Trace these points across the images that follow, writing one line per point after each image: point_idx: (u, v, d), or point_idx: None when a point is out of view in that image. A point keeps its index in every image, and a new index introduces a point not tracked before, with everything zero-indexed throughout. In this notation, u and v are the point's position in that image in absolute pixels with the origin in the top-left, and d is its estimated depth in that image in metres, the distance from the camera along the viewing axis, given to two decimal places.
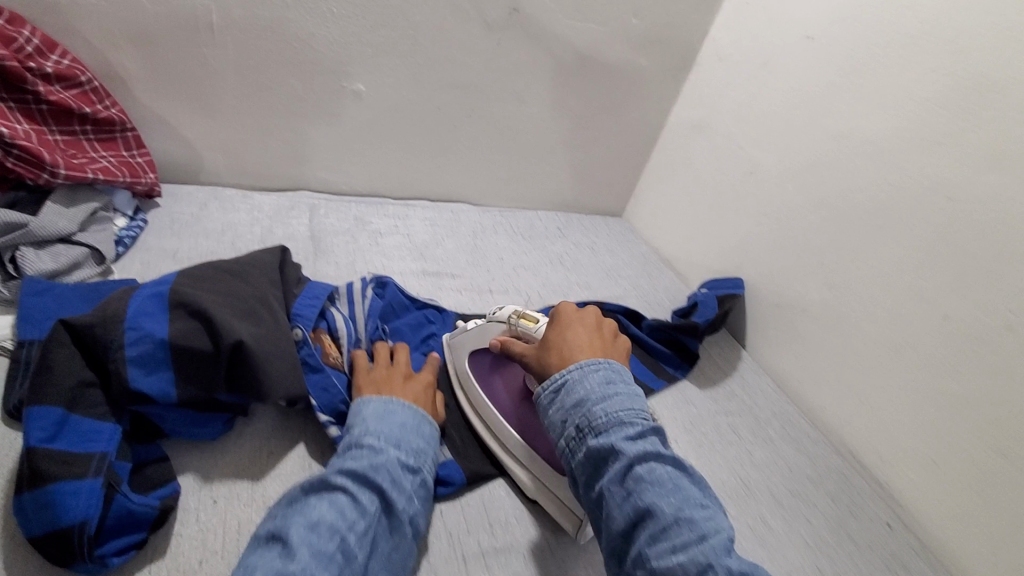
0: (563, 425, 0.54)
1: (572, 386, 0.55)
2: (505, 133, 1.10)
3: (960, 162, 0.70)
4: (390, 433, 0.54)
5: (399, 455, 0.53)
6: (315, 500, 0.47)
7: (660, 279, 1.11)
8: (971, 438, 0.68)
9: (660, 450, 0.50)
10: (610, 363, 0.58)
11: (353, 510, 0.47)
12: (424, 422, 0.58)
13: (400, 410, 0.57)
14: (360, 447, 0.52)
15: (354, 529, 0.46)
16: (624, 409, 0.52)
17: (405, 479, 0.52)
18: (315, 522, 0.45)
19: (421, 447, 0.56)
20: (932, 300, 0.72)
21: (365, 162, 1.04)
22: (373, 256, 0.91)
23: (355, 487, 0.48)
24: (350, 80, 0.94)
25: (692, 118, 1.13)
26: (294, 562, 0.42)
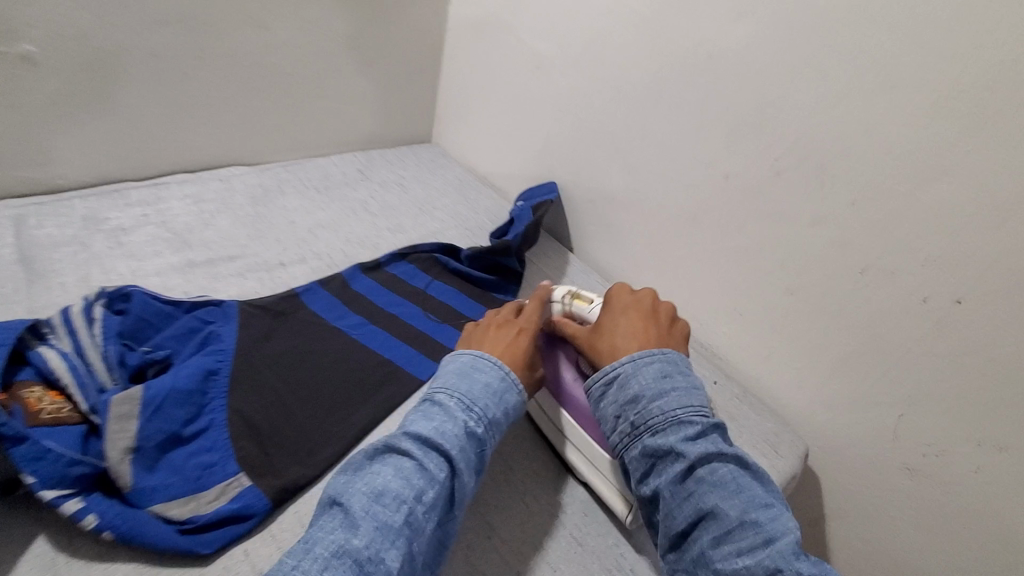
0: (618, 421, 0.54)
1: (626, 383, 0.55)
2: (257, 71, 0.91)
3: (713, 19, 0.68)
4: (465, 393, 0.53)
5: (467, 421, 0.51)
6: (378, 466, 0.46)
7: (479, 200, 1.04)
8: (764, 285, 0.72)
9: (722, 449, 0.50)
10: (665, 355, 0.56)
11: (421, 477, 0.46)
12: (504, 388, 0.55)
13: (485, 371, 0.55)
14: (434, 408, 0.51)
15: (421, 500, 0.45)
16: (680, 406, 0.52)
17: (472, 446, 0.50)
18: (380, 492, 0.44)
19: (499, 413, 0.53)
20: (715, 163, 0.73)
21: (75, 143, 0.80)
22: (115, 260, 0.72)
23: (424, 452, 0.47)
24: (5, 41, 0.69)
25: (471, 15, 1.02)
26: (360, 534, 0.41)
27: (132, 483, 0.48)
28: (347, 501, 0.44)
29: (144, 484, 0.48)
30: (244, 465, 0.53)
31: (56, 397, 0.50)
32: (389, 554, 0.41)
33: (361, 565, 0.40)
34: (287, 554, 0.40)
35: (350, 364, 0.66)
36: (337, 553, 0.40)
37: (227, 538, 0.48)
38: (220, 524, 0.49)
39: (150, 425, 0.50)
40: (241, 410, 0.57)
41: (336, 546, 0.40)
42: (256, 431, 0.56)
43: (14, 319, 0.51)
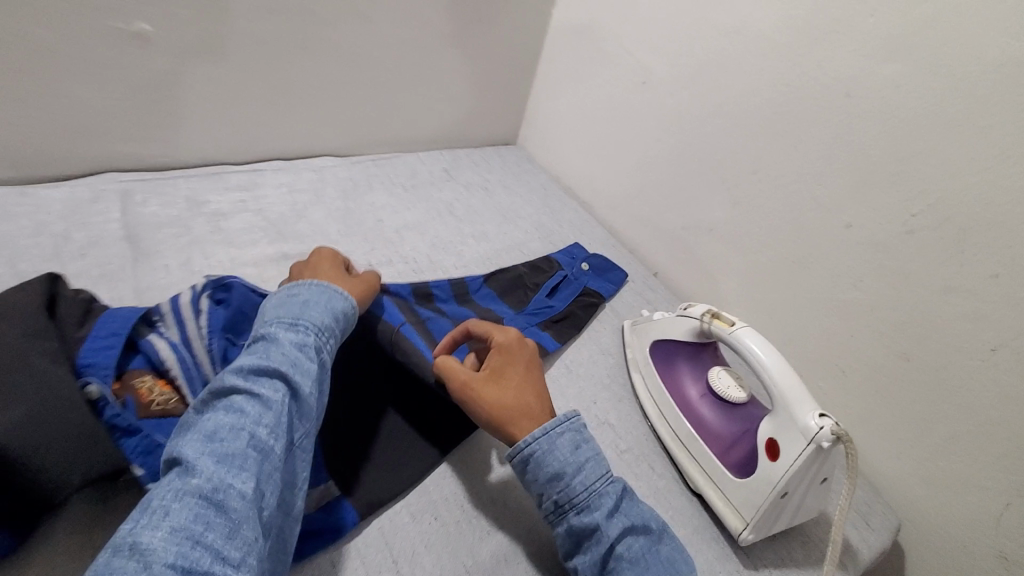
0: (541, 497, 0.50)
1: (542, 461, 0.50)
2: (357, 64, 0.90)
3: (855, 54, 0.62)
4: (287, 315, 0.48)
5: (297, 337, 0.46)
6: (208, 411, 0.40)
7: (563, 212, 1.01)
8: (876, 346, 0.67)
9: (635, 522, 0.48)
10: (573, 418, 0.52)
11: (256, 404, 0.40)
12: (325, 302, 0.51)
13: (297, 297, 0.50)
14: (256, 342, 0.45)
15: (262, 421, 0.40)
16: (597, 478, 0.49)
17: (309, 360, 0.46)
18: (213, 430, 0.38)
19: (328, 326, 0.49)
20: (835, 209, 0.67)
21: (180, 122, 0.82)
22: (215, 246, 0.74)
23: (255, 379, 0.42)
24: (127, 19, 0.70)
25: (575, 21, 0.98)
26: (197, 473, 0.35)
27: None
28: (179, 452, 0.37)
29: None
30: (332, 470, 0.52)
31: (164, 388, 0.51)
32: (238, 479, 0.36)
33: (209, 498, 0.35)
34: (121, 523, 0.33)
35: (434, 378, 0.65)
36: (177, 497, 0.34)
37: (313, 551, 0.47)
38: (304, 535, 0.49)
39: None
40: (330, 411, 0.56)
41: (173, 491, 0.34)
42: (338, 442, 0.54)
43: (129, 307, 0.53)
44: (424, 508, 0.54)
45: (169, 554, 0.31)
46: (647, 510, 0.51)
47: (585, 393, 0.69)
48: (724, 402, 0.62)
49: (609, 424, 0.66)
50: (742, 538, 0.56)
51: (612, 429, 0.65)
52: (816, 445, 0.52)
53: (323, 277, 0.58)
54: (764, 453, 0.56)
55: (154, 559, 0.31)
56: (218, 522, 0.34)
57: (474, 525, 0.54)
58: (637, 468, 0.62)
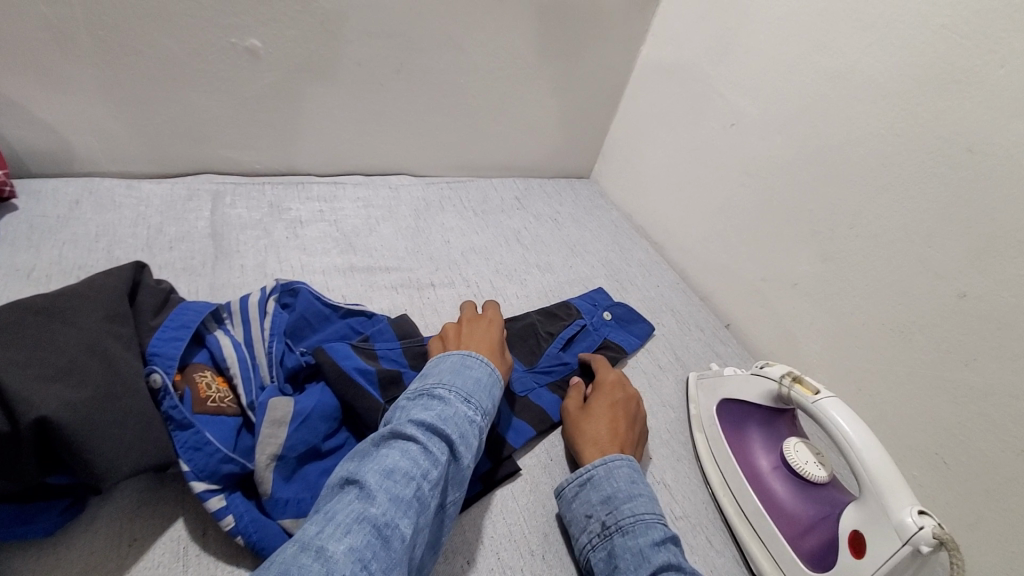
0: (587, 520, 0.50)
1: (598, 483, 0.52)
2: (443, 89, 0.93)
3: (985, 107, 0.56)
4: (462, 386, 0.50)
5: (469, 411, 0.49)
6: (385, 448, 0.43)
7: (633, 251, 0.98)
8: (990, 439, 0.57)
9: (683, 563, 0.45)
10: (633, 458, 0.55)
11: (426, 458, 0.43)
12: (496, 383, 0.54)
13: (474, 367, 0.53)
14: (434, 397, 0.48)
15: (429, 477, 0.42)
16: (649, 512, 0.49)
17: (473, 434, 0.48)
18: (391, 468, 0.41)
19: (492, 407, 0.52)
20: (948, 277, 0.60)
21: (275, 132, 0.87)
22: (289, 251, 0.77)
23: (428, 436, 0.44)
24: (242, 36, 0.76)
25: (663, 60, 0.97)
26: (376, 504, 0.38)
27: (270, 491, 0.47)
28: (359, 477, 0.40)
29: (281, 495, 0.47)
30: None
31: (221, 385, 0.51)
32: (404, 521, 0.39)
33: (380, 531, 0.37)
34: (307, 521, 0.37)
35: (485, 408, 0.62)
36: (356, 520, 0.37)
37: None
38: None
39: (297, 433, 0.49)
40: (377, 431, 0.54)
41: (353, 512, 0.38)
42: None
43: (202, 302, 0.54)
44: (457, 548, 0.50)
45: (346, 569, 0.34)
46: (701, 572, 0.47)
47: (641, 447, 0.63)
48: (801, 480, 0.55)
49: (665, 484, 0.60)
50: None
51: (667, 491, 0.60)
52: (912, 548, 0.44)
53: (470, 336, 0.61)
54: (848, 550, 0.49)
55: (335, 568, 0.34)
56: (384, 554, 0.36)
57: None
58: (694, 539, 0.56)
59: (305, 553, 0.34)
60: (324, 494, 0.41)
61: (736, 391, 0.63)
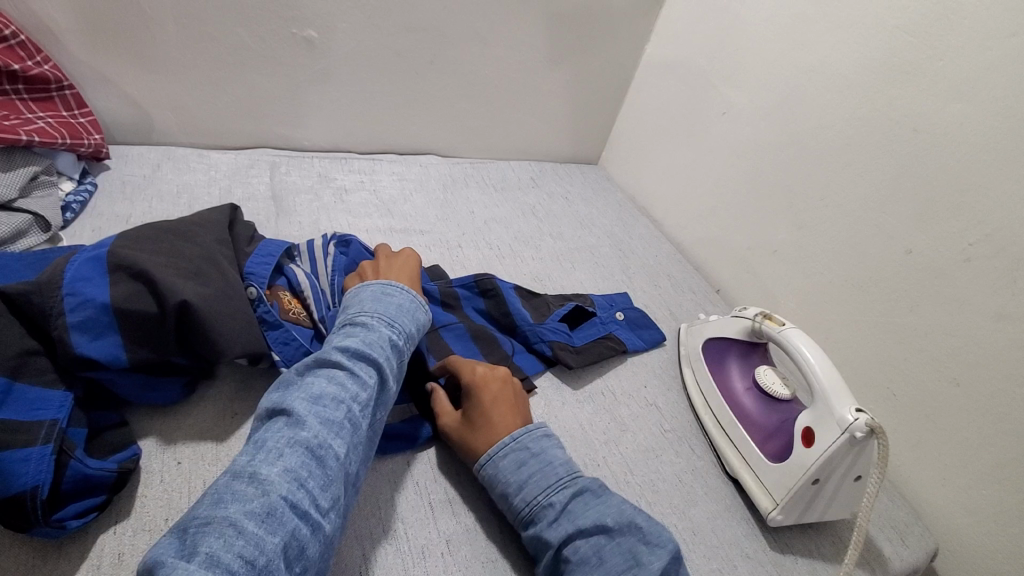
0: (503, 513, 0.54)
1: (493, 483, 0.54)
2: (470, 79, 1.05)
3: (926, 94, 0.68)
4: (384, 314, 0.55)
5: (392, 335, 0.54)
6: (313, 377, 0.48)
7: (635, 226, 1.10)
8: (928, 371, 0.69)
9: (581, 525, 0.49)
10: (506, 441, 0.55)
11: (354, 382, 0.48)
12: (417, 309, 0.59)
13: (394, 295, 0.58)
14: (358, 325, 0.53)
15: (357, 400, 0.47)
16: (540, 492, 0.52)
17: (394, 358, 0.53)
18: (319, 395, 0.46)
19: (416, 330, 0.57)
20: (897, 237, 0.72)
21: (324, 113, 1.00)
22: (337, 213, 0.89)
23: (354, 362, 0.49)
24: (301, 27, 0.89)
25: (665, 57, 1.09)
26: (307, 429, 0.43)
27: None
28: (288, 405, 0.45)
29: None
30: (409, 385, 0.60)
31: (297, 304, 0.63)
32: (336, 441, 0.44)
33: (313, 452, 0.42)
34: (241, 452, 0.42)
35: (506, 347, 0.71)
36: (288, 445, 0.42)
37: (390, 450, 0.58)
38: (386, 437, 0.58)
39: None
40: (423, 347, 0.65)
41: (285, 438, 0.42)
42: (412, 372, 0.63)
43: (281, 239, 0.67)
44: None
45: (282, 488, 0.40)
46: (610, 507, 0.51)
47: (637, 378, 0.75)
48: (770, 398, 0.67)
49: (656, 406, 0.72)
50: (770, 518, 0.60)
51: (658, 411, 0.71)
52: (849, 434, 0.56)
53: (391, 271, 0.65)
54: (800, 440, 0.60)
55: (271, 489, 0.39)
56: (317, 471, 0.42)
57: None
58: (678, 446, 0.68)
59: (241, 480, 0.39)
60: (257, 423, 0.45)
61: (718, 330, 0.75)
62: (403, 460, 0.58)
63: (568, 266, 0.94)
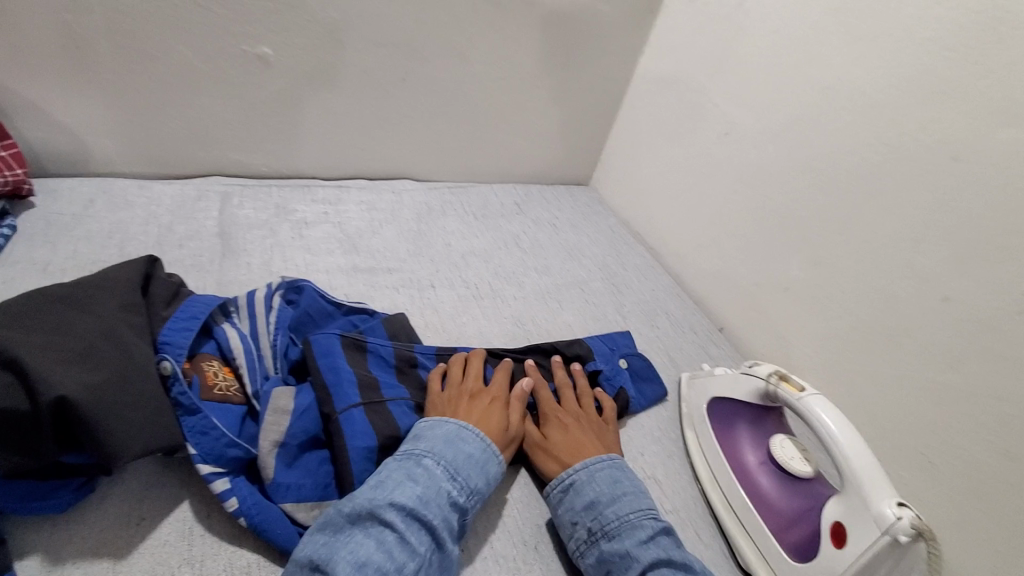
0: (574, 526, 0.52)
1: (581, 489, 0.53)
2: (448, 97, 0.96)
3: (967, 117, 0.58)
4: (450, 462, 0.50)
5: (453, 492, 0.48)
6: (361, 533, 0.43)
7: (629, 256, 1.00)
8: (975, 439, 0.59)
9: (671, 556, 0.48)
10: (612, 459, 0.57)
11: (400, 551, 0.43)
12: (492, 460, 0.53)
13: (469, 441, 0.53)
14: (420, 472, 0.48)
15: (401, 572, 0.42)
16: (633, 509, 0.52)
17: (454, 519, 0.48)
18: (362, 562, 0.41)
19: (485, 486, 0.51)
20: (933, 280, 0.62)
21: (284, 138, 0.90)
22: (294, 250, 0.79)
23: (406, 525, 0.44)
24: (253, 43, 0.79)
25: (660, 72, 1.00)
26: None
27: (272, 475, 0.49)
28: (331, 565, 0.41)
29: (282, 479, 0.49)
30: (348, 476, 0.50)
31: (228, 375, 0.54)
32: None
33: None
34: None
35: None
36: None
37: None
38: None
39: (298, 422, 0.51)
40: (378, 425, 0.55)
41: None
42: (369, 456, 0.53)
43: (211, 295, 0.57)
44: None
45: None
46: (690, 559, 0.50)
47: (632, 444, 0.65)
48: (788, 476, 0.57)
49: (656, 480, 0.61)
50: None
51: (658, 486, 0.61)
52: (891, 537, 0.46)
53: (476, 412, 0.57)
54: (829, 538, 0.51)
55: None
56: None
57: (501, 566, 0.51)
58: (682, 533, 0.57)
59: None
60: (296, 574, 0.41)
61: (724, 388, 0.65)
62: None
63: (554, 306, 0.84)
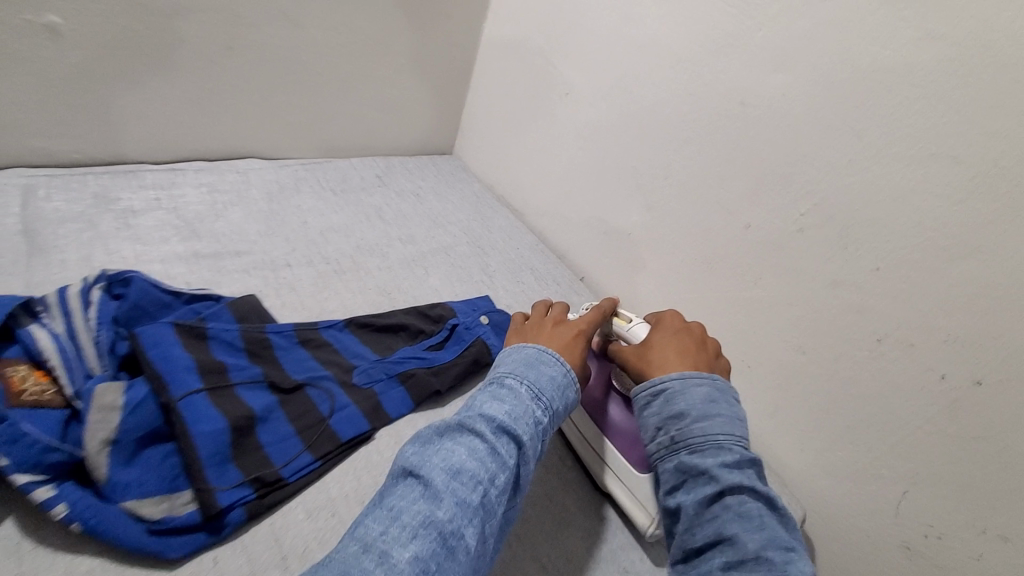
0: (658, 431, 0.50)
1: (672, 398, 0.51)
2: (286, 67, 0.90)
3: (750, 66, 0.67)
4: (532, 382, 0.49)
5: (536, 410, 0.47)
6: (453, 443, 0.41)
7: (494, 218, 1.03)
8: (777, 341, 0.70)
9: (756, 485, 0.45)
10: (715, 380, 0.52)
11: (494, 460, 0.41)
12: (570, 386, 0.52)
13: (549, 364, 0.52)
14: (504, 389, 0.47)
15: (494, 483, 0.40)
16: (723, 432, 0.48)
17: (539, 438, 0.46)
18: (458, 469, 0.39)
19: (564, 408, 0.50)
20: (736, 210, 0.71)
21: (94, 118, 0.80)
22: (121, 241, 0.72)
23: (498, 435, 0.43)
24: (35, 10, 0.68)
25: (504, 37, 1.02)
26: (443, 509, 0.37)
27: (106, 475, 0.46)
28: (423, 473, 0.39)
29: (118, 478, 0.46)
30: (196, 462, 0.48)
31: (41, 379, 0.48)
32: (468, 532, 0.37)
33: (444, 541, 0.36)
34: (371, 519, 0.36)
35: (347, 385, 0.62)
36: (424, 524, 0.36)
37: (188, 549, 0.46)
38: (182, 533, 0.47)
39: (131, 418, 0.48)
40: (230, 410, 0.53)
41: (421, 515, 0.36)
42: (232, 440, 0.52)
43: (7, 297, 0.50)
44: (320, 507, 0.52)
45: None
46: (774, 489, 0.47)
47: None
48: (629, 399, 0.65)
49: None
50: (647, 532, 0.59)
51: None
52: None
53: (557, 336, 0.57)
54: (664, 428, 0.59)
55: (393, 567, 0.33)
56: (446, 562, 0.35)
57: None
58: None
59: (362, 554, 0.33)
60: (391, 483, 0.40)
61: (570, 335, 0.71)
62: (210, 557, 0.47)
63: (420, 273, 0.84)
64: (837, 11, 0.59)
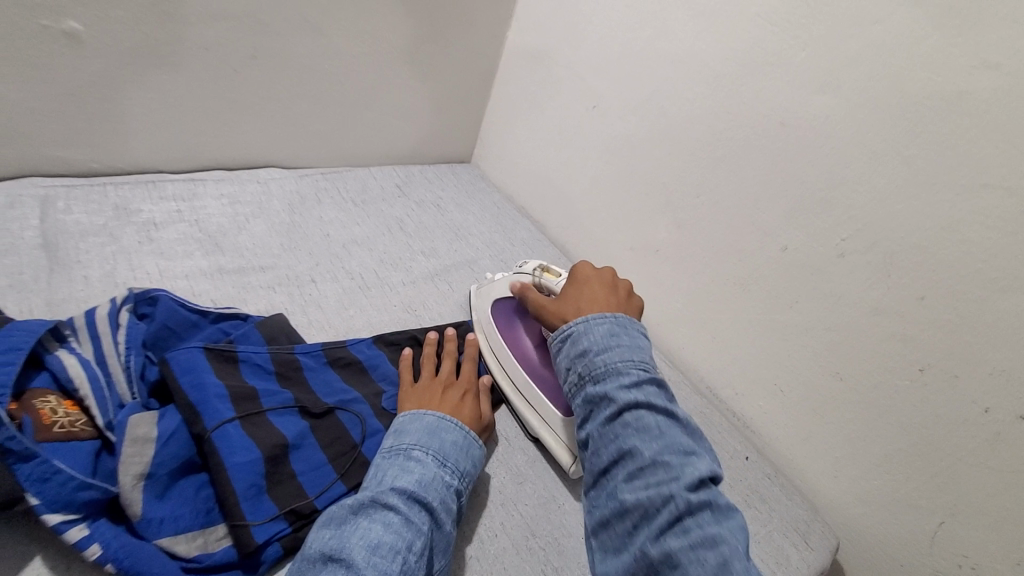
0: (568, 372, 0.53)
1: (577, 339, 0.54)
2: (308, 76, 0.89)
3: (792, 87, 0.66)
4: (437, 451, 0.54)
5: (444, 476, 0.52)
6: (367, 520, 0.45)
7: (515, 230, 1.01)
8: (811, 367, 0.69)
9: (653, 401, 0.49)
10: (616, 317, 0.55)
11: (408, 530, 0.46)
12: (472, 446, 0.57)
13: (449, 430, 0.56)
14: (410, 461, 0.52)
15: (412, 549, 0.45)
16: (622, 359, 0.51)
17: (450, 499, 0.51)
18: (376, 543, 0.44)
19: (470, 468, 0.55)
20: (774, 232, 0.70)
21: (114, 127, 0.78)
22: (144, 256, 0.70)
23: (409, 506, 0.47)
24: (57, 17, 0.66)
25: (528, 46, 1.00)
26: None
27: (140, 512, 0.44)
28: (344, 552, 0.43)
29: (153, 514, 0.44)
30: (232, 495, 0.46)
31: (70, 408, 0.46)
32: None
33: None
34: None
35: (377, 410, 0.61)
36: None
37: None
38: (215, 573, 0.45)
39: (166, 449, 0.47)
40: (263, 439, 0.52)
41: None
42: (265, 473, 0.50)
43: (36, 320, 0.49)
44: None
45: None
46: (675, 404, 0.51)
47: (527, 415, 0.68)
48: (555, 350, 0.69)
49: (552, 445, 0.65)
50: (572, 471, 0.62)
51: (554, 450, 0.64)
52: None
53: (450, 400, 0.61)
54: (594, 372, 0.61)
55: None
56: None
57: None
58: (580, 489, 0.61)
59: None
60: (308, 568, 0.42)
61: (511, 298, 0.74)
62: None
63: (444, 289, 0.83)
64: (889, 34, 0.58)
